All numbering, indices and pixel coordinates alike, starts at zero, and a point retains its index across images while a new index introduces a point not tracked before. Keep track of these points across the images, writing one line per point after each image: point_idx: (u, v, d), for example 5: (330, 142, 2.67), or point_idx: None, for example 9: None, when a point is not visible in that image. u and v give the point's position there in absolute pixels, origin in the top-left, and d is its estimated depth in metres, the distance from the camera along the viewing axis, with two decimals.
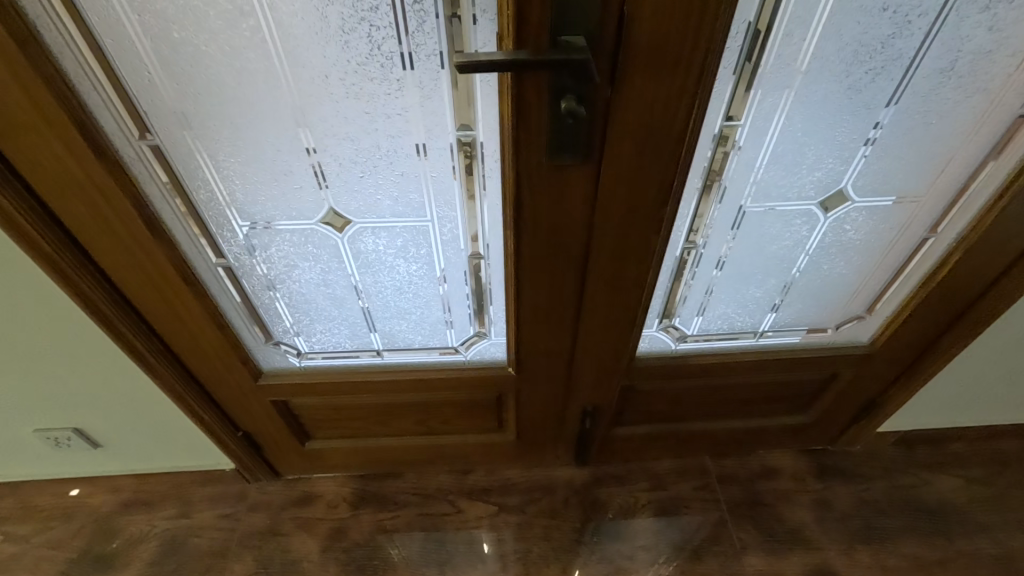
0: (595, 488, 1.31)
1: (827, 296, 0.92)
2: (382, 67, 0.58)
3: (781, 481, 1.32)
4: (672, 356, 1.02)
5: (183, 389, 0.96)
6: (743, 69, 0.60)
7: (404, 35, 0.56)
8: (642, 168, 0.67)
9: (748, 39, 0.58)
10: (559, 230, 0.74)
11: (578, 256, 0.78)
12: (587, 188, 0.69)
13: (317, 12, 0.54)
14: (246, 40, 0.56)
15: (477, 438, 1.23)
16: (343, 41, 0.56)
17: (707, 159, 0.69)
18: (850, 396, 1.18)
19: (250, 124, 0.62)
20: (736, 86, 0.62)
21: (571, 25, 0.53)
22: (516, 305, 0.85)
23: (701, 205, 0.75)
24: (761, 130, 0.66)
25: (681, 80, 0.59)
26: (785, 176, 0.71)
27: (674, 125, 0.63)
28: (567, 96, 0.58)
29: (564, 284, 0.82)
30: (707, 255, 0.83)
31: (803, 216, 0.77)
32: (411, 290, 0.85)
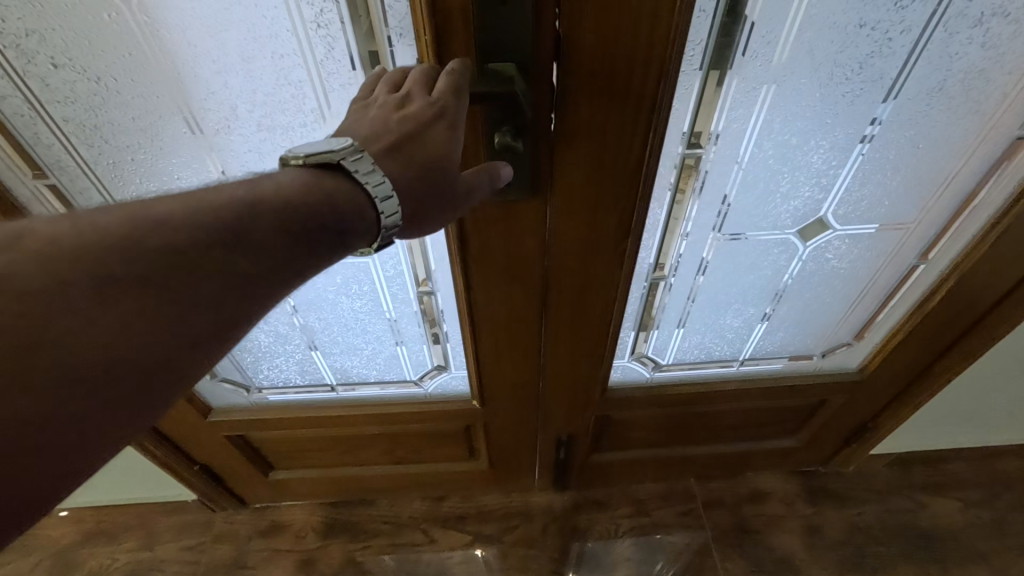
0: (575, 515, 1.25)
1: (810, 325, 0.86)
2: (294, 97, 0.51)
3: (769, 506, 1.26)
4: (648, 386, 0.95)
5: None
6: (713, 63, 0.52)
7: (313, 62, 0.49)
8: (597, 201, 0.61)
9: (715, 32, 0.50)
10: (511, 265, 0.68)
11: (535, 291, 0.72)
12: (538, 223, 0.63)
13: (210, 39, 0.47)
14: (133, 71, 0.49)
15: (448, 466, 1.17)
16: (245, 70, 0.49)
17: (676, 165, 0.60)
18: (840, 420, 1.11)
19: (153, 163, 0.55)
20: (706, 83, 0.53)
21: (499, 50, 0.47)
22: (474, 340, 0.79)
23: (678, 198, 0.64)
24: (728, 159, 0.60)
25: (631, 108, 0.52)
26: (758, 205, 0.65)
27: (627, 156, 0.57)
28: (502, 128, 0.52)
29: (523, 319, 0.76)
30: (678, 286, 0.76)
31: (780, 245, 0.71)
32: (358, 326, 0.81)
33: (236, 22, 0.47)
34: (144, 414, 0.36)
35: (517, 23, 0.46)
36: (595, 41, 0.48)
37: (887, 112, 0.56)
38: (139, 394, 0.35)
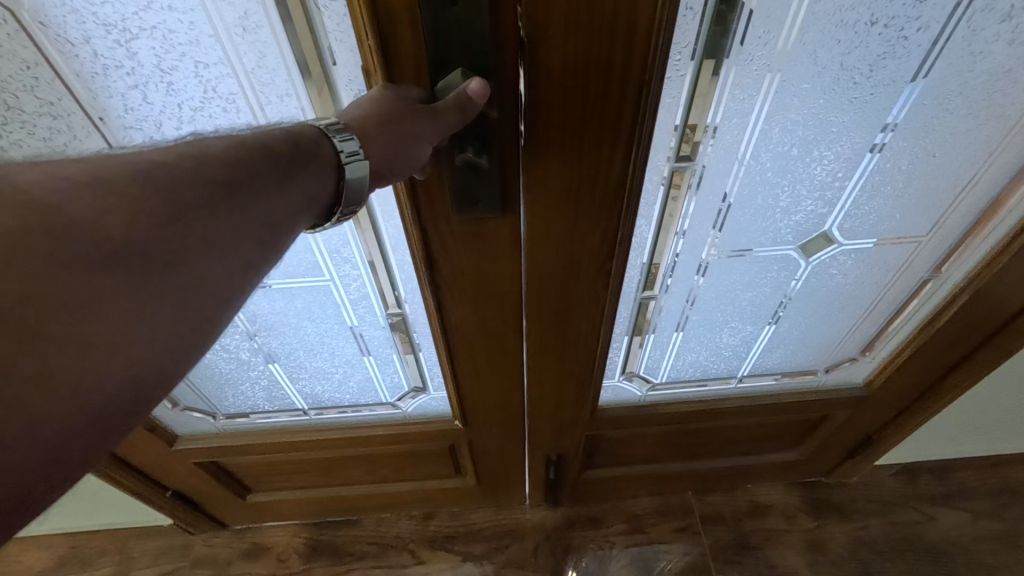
0: (568, 532, 1.20)
1: (813, 341, 0.80)
2: (226, 110, 0.50)
3: (770, 520, 1.21)
4: (641, 406, 0.90)
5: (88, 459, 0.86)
6: (708, 52, 0.45)
7: (241, 71, 0.47)
8: (575, 218, 0.55)
9: (707, 23, 0.43)
10: (487, 285, 0.62)
11: (514, 312, 0.66)
12: (513, 242, 0.57)
13: (122, 48, 0.45)
14: (40, 86, 0.46)
15: (434, 484, 1.12)
16: (167, 83, 0.47)
17: (665, 170, 0.53)
18: (843, 433, 1.06)
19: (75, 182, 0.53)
20: (699, 76, 0.46)
21: (453, 56, 0.42)
22: (451, 364, 0.74)
23: (667, 213, 0.58)
24: (722, 171, 0.54)
25: (609, 121, 0.47)
26: (756, 220, 0.59)
27: (605, 173, 0.51)
28: (462, 143, 0.46)
29: (503, 339, 0.71)
30: (670, 304, 0.71)
31: (780, 261, 0.65)
32: (326, 350, 0.75)
33: (149, 30, 0.44)
34: (173, 317, 0.30)
35: (470, 23, 0.40)
36: (564, 43, 0.42)
37: (902, 114, 0.50)
38: (150, 284, 0.29)
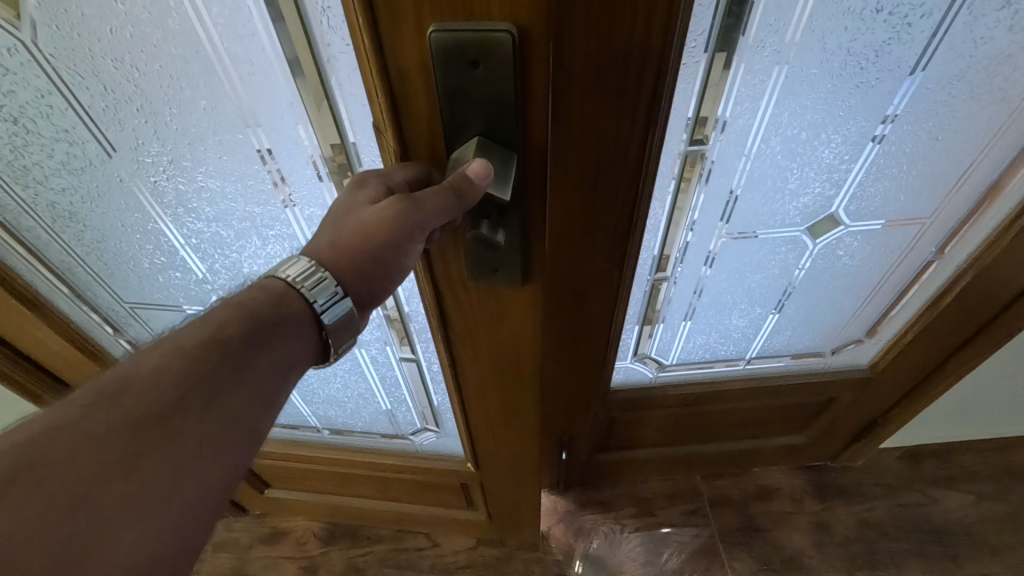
0: (579, 515, 1.23)
1: (820, 323, 0.82)
2: (230, 146, 0.52)
3: (777, 503, 1.23)
4: (652, 388, 0.93)
5: None
6: (720, 44, 0.47)
7: (247, 111, 0.49)
8: (592, 200, 0.58)
9: (720, 14, 0.45)
10: (504, 347, 0.61)
11: (529, 375, 0.65)
12: (531, 310, 0.55)
13: (130, 84, 0.47)
14: (56, 113, 0.50)
15: (445, 512, 1.14)
16: (176, 119, 0.50)
17: (679, 157, 0.56)
18: (848, 416, 1.09)
19: (91, 198, 0.58)
20: (711, 67, 0.49)
21: (473, 118, 0.40)
22: (464, 401, 0.74)
23: (679, 200, 0.61)
24: (733, 154, 0.56)
25: (627, 107, 0.49)
26: (765, 203, 0.61)
27: (623, 156, 0.53)
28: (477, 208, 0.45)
29: (519, 396, 0.70)
30: (681, 285, 0.73)
31: (789, 243, 0.67)
32: (339, 380, 0.83)
33: (155, 71, 0.46)
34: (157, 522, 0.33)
35: (490, 88, 0.38)
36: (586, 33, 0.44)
37: (905, 99, 0.52)
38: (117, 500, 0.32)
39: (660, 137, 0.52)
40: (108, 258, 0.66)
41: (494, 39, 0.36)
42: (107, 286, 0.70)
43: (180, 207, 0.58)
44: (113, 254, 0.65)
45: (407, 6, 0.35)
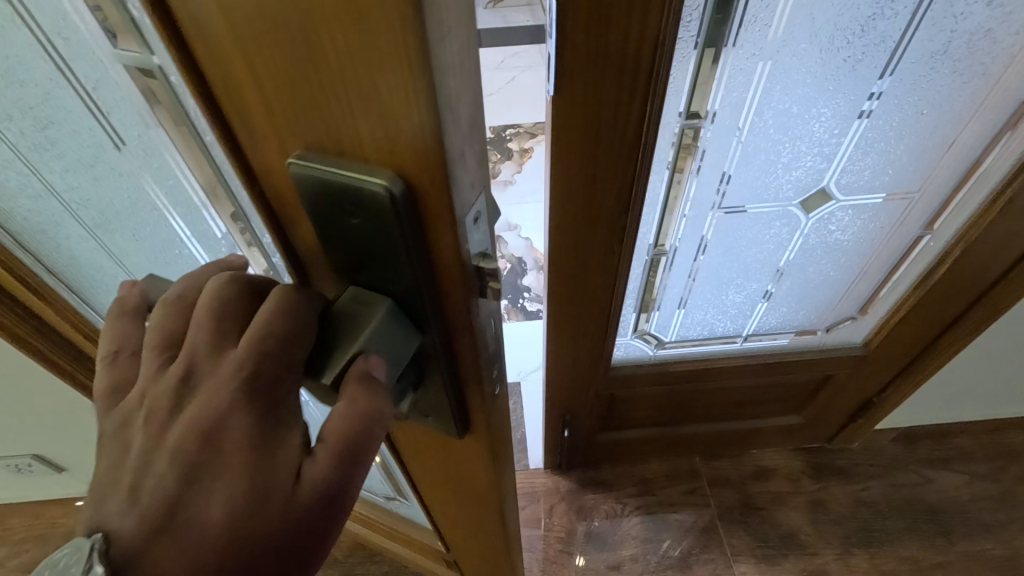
0: (581, 495, 1.26)
1: (814, 298, 0.85)
2: (142, 200, 0.43)
3: (775, 483, 1.26)
4: (651, 365, 0.95)
5: None
6: (709, 40, 0.52)
7: (145, 165, 0.39)
8: (593, 178, 0.61)
9: (709, 10, 0.49)
10: (459, 477, 0.51)
11: (491, 510, 0.54)
12: (482, 458, 0.44)
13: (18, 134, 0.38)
14: None
15: (423, 562, 1.06)
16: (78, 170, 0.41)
17: (674, 142, 0.60)
18: (844, 396, 1.11)
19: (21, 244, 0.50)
20: (701, 61, 0.53)
21: (366, 274, 0.28)
22: (430, 510, 0.71)
23: (674, 181, 0.64)
24: (729, 126, 0.58)
25: (625, 89, 0.52)
26: (760, 176, 0.64)
27: (622, 133, 0.56)
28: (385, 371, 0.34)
29: (481, 522, 0.59)
30: (680, 260, 0.76)
31: (782, 217, 0.70)
32: None
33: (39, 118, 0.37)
34: None
35: (376, 245, 0.26)
36: (587, 23, 0.48)
37: (886, 85, 0.56)
38: None
39: (657, 118, 0.55)
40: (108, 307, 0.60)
41: (365, 181, 0.24)
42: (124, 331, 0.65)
43: (119, 252, 0.51)
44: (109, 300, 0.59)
45: (256, 107, 0.24)
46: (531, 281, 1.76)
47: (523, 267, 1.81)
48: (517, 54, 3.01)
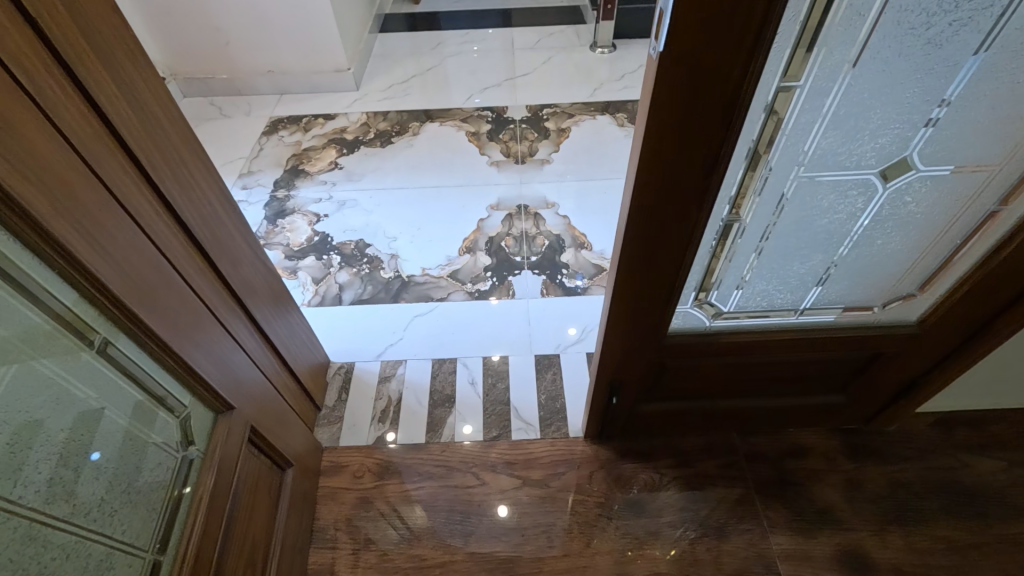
0: (620, 463, 1.30)
1: (876, 273, 0.87)
2: None
3: (811, 461, 1.29)
4: (706, 335, 0.98)
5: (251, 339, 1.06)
6: (813, 16, 0.53)
7: None
8: (682, 148, 0.63)
9: None
10: None
11: None
12: None
13: None
14: None
15: None
16: None
17: (763, 116, 0.62)
18: (886, 378, 1.13)
19: None
20: (801, 37, 0.55)
21: None
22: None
23: (758, 148, 0.65)
24: (823, 93, 0.60)
25: (726, 65, 0.55)
26: (844, 144, 0.65)
27: (718, 103, 0.58)
28: None
29: None
30: (751, 228, 0.77)
31: (860, 187, 0.71)
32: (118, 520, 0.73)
33: None
34: None
35: None
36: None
37: (974, 66, 0.58)
38: None
39: (753, 91, 0.58)
40: (108, 478, 0.71)
41: None
42: (83, 518, 0.68)
43: None
44: (126, 461, 0.74)
45: None
46: (570, 259, 1.78)
47: (561, 245, 1.83)
48: (552, 35, 3.00)
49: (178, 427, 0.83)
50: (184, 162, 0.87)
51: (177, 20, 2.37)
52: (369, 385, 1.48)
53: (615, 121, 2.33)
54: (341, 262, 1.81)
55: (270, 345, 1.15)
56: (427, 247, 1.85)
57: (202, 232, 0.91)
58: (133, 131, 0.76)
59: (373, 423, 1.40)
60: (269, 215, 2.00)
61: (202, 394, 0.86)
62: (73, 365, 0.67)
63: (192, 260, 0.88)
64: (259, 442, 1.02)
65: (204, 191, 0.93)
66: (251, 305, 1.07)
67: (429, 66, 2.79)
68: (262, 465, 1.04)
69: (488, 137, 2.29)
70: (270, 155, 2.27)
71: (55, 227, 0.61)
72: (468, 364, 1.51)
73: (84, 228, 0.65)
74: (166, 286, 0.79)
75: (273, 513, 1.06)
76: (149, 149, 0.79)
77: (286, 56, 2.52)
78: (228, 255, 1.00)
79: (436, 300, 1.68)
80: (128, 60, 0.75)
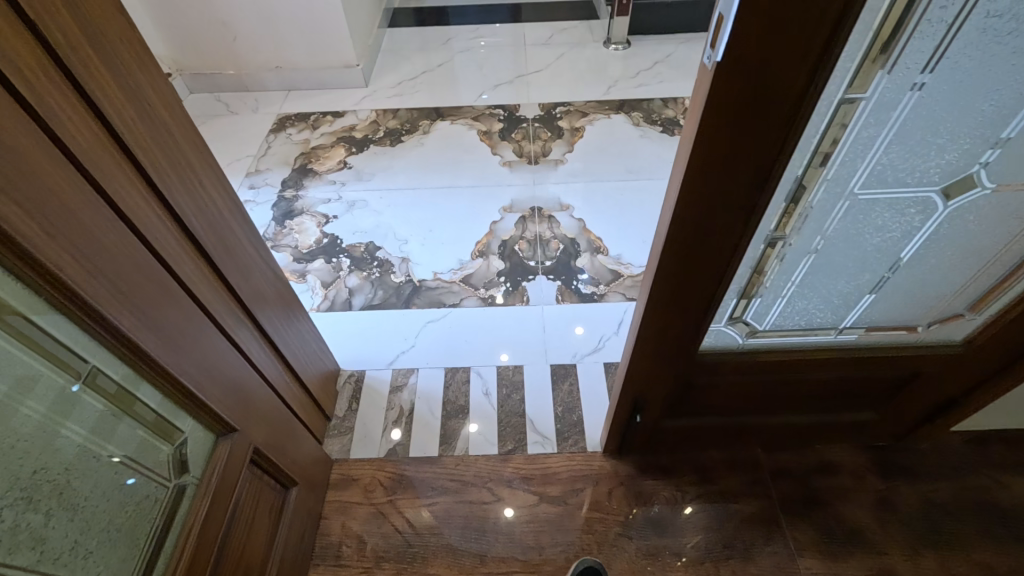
0: (640, 479, 1.25)
1: (925, 292, 0.82)
2: None
3: (840, 478, 1.24)
4: (738, 354, 0.93)
5: (259, 350, 1.02)
6: (889, 23, 0.48)
7: None
8: (732, 165, 0.58)
9: None
10: None
11: None
12: None
13: None
14: None
15: None
16: None
17: (822, 131, 0.56)
18: (924, 397, 1.08)
19: None
20: (873, 46, 0.50)
21: None
22: None
23: (813, 165, 0.60)
24: (890, 105, 0.55)
25: (789, 75, 0.50)
26: (908, 160, 0.60)
27: (776, 118, 0.53)
28: None
29: None
30: (797, 246, 0.72)
31: (919, 204, 0.66)
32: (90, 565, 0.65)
33: None
34: None
35: None
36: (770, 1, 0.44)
37: None
38: None
39: (815, 105, 0.53)
40: (87, 518, 0.64)
41: None
42: (53, 565, 0.60)
43: None
44: (110, 498, 0.67)
45: None
46: (586, 263, 1.74)
47: (576, 249, 1.78)
48: (565, 30, 2.93)
49: (174, 455, 0.77)
50: (192, 171, 0.83)
51: (182, 14, 2.32)
52: (380, 394, 1.44)
53: (630, 120, 2.28)
54: (350, 265, 1.77)
55: (278, 355, 1.11)
56: (439, 250, 1.80)
57: (209, 243, 0.86)
58: (137, 137, 0.71)
59: (385, 434, 1.36)
60: (277, 215, 1.95)
61: (203, 418, 0.80)
62: (56, 398, 0.60)
63: (198, 272, 0.83)
64: (262, 462, 0.96)
65: (212, 199, 0.88)
66: (260, 315, 1.03)
67: (439, 62, 2.73)
68: (264, 486, 0.99)
69: (500, 136, 2.24)
70: (278, 154, 2.22)
71: (46, 247, 0.55)
72: (481, 373, 1.47)
73: (82, 251, 0.60)
74: (173, 303, 0.74)
75: (272, 536, 1.01)
76: (156, 158, 0.74)
77: (294, 52, 2.47)
78: (238, 265, 0.96)
79: (448, 306, 1.63)
80: (135, 64, 0.70)
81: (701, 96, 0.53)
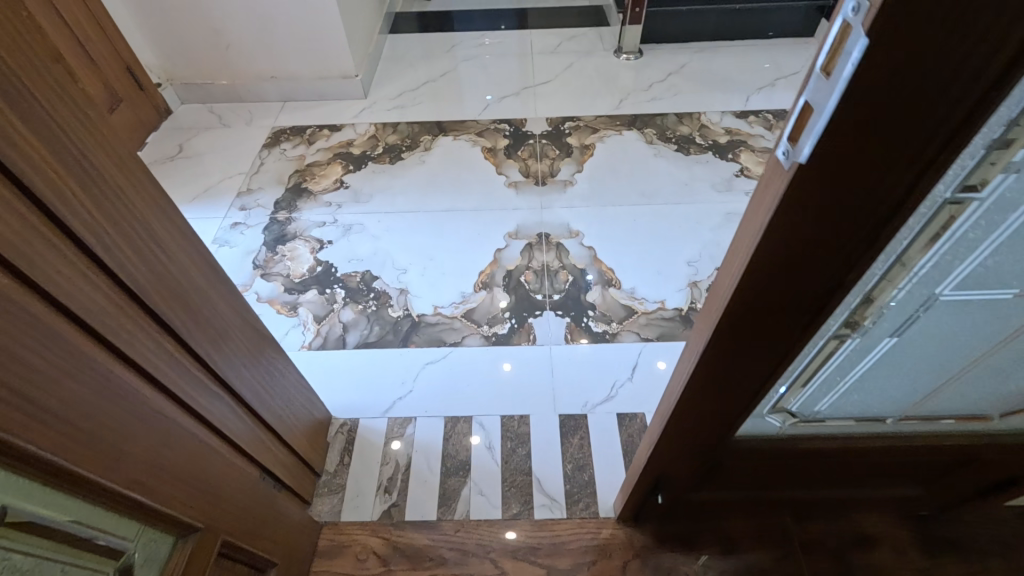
0: (658, 551, 1.14)
1: (1003, 385, 0.70)
2: None
3: (879, 554, 1.13)
4: (778, 441, 0.82)
5: (234, 423, 0.91)
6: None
7: None
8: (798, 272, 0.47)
9: None
10: None
11: None
12: None
13: None
14: None
15: None
16: None
17: (918, 233, 0.44)
18: (980, 477, 0.96)
19: None
20: (1003, 143, 0.38)
21: None
22: None
23: (898, 268, 0.49)
24: (1008, 206, 0.43)
25: (890, 177, 0.38)
26: (1018, 262, 0.48)
27: (866, 222, 0.42)
28: None
29: None
30: (863, 344, 0.60)
31: (1019, 306, 0.54)
32: None
33: None
34: None
35: None
36: (882, 92, 0.33)
37: None
38: None
39: (913, 212, 0.42)
40: None
41: None
42: None
43: None
44: None
45: None
46: (597, 298, 1.62)
47: (586, 281, 1.67)
48: (573, 38, 2.80)
49: None
50: (153, 238, 0.71)
51: (172, 22, 2.20)
52: (374, 447, 1.33)
53: (642, 137, 2.16)
54: (345, 297, 1.66)
55: (257, 421, 1.00)
56: (440, 281, 1.69)
57: (174, 316, 0.75)
58: (84, 212, 0.60)
59: (379, 494, 1.25)
60: (268, 240, 1.84)
61: (156, 526, 0.69)
62: None
63: (157, 354, 0.72)
64: (233, 553, 0.85)
65: (178, 265, 0.77)
66: (234, 383, 0.92)
67: (442, 71, 2.61)
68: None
69: (505, 154, 2.12)
70: (271, 171, 2.11)
71: None
72: (484, 423, 1.36)
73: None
74: (125, 404, 0.63)
75: None
76: (106, 233, 0.63)
77: (290, 62, 2.35)
78: (209, 332, 0.85)
79: (449, 345, 1.52)
80: (80, 127, 0.59)
81: (771, 192, 0.42)
